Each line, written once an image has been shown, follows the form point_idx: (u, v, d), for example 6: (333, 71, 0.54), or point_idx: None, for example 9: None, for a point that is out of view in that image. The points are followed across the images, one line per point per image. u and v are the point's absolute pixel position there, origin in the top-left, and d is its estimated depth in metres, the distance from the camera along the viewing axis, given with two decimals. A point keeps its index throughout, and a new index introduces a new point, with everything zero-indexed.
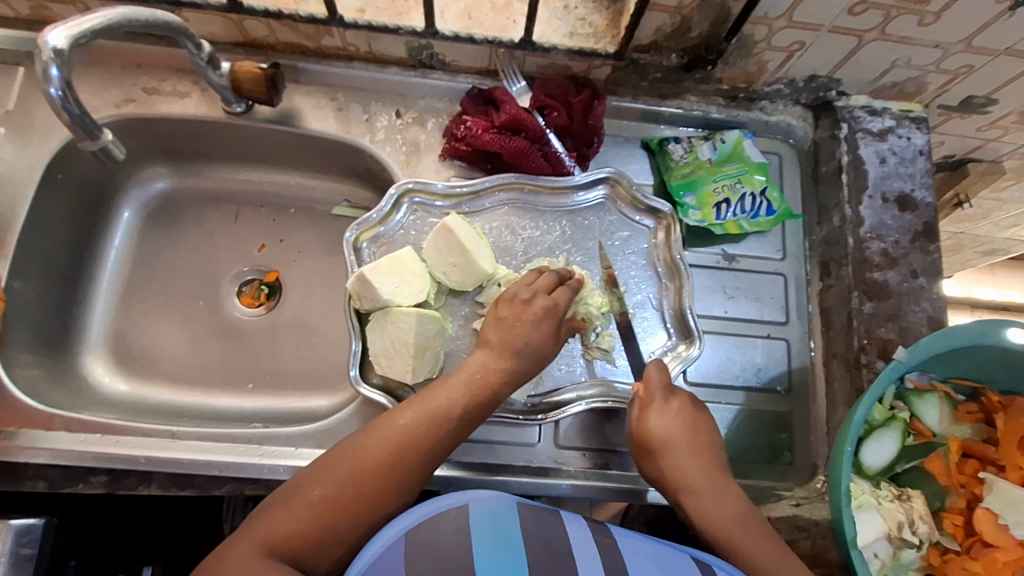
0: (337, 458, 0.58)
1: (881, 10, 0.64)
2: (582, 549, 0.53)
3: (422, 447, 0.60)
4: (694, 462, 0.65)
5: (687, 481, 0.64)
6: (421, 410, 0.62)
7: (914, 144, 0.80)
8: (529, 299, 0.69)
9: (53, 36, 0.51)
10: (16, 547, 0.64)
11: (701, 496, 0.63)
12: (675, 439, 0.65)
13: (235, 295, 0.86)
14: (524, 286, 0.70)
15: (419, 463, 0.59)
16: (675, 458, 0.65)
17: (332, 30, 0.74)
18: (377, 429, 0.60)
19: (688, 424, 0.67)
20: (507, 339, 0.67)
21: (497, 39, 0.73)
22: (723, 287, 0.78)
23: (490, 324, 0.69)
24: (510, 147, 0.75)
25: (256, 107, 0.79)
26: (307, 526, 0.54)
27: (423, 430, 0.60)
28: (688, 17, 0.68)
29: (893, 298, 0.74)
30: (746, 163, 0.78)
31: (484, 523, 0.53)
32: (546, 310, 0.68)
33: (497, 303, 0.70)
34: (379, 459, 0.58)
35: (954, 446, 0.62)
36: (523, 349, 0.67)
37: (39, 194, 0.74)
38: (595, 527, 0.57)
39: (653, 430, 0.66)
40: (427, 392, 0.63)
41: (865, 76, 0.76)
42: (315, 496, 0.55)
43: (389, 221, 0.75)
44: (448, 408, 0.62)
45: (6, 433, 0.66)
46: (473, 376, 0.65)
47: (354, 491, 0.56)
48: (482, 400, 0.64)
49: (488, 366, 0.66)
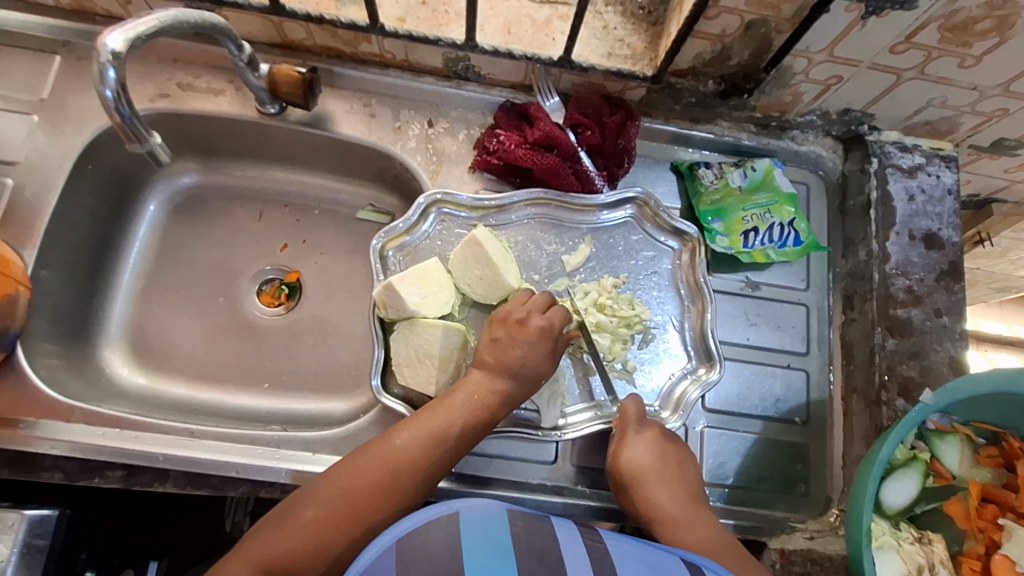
0: (330, 479, 0.59)
1: (923, 50, 0.64)
2: (573, 554, 0.53)
3: (421, 465, 0.60)
4: (669, 495, 0.66)
5: (661, 513, 0.65)
6: (420, 429, 0.62)
7: (943, 182, 0.80)
8: (524, 319, 0.67)
9: (112, 38, 0.52)
10: (28, 538, 0.63)
11: (670, 529, 0.64)
12: (647, 473, 0.66)
13: (255, 294, 0.86)
14: (518, 305, 0.69)
15: (414, 483, 0.60)
16: (649, 490, 0.66)
17: (371, 38, 0.74)
18: (376, 446, 0.61)
19: (660, 452, 0.67)
20: (502, 361, 0.66)
21: (535, 56, 0.74)
22: (746, 314, 0.78)
23: (484, 346, 0.68)
24: (541, 164, 0.75)
25: (290, 109, 0.79)
26: (299, 546, 0.54)
27: (422, 450, 0.61)
28: (729, 46, 0.68)
29: (916, 336, 0.75)
30: (776, 192, 0.79)
31: (475, 527, 0.53)
32: (542, 330, 0.67)
33: (492, 323, 0.69)
34: (374, 478, 0.58)
35: (975, 490, 0.63)
36: (519, 371, 0.66)
37: (68, 184, 0.74)
38: (588, 533, 0.58)
39: (626, 463, 0.66)
40: (428, 410, 0.63)
41: (899, 113, 0.76)
42: (308, 516, 0.56)
43: (415, 230, 0.75)
44: (447, 427, 0.62)
45: (26, 423, 0.66)
46: (473, 396, 0.64)
47: (348, 512, 0.57)
48: (482, 421, 0.64)
49: (489, 387, 0.65)
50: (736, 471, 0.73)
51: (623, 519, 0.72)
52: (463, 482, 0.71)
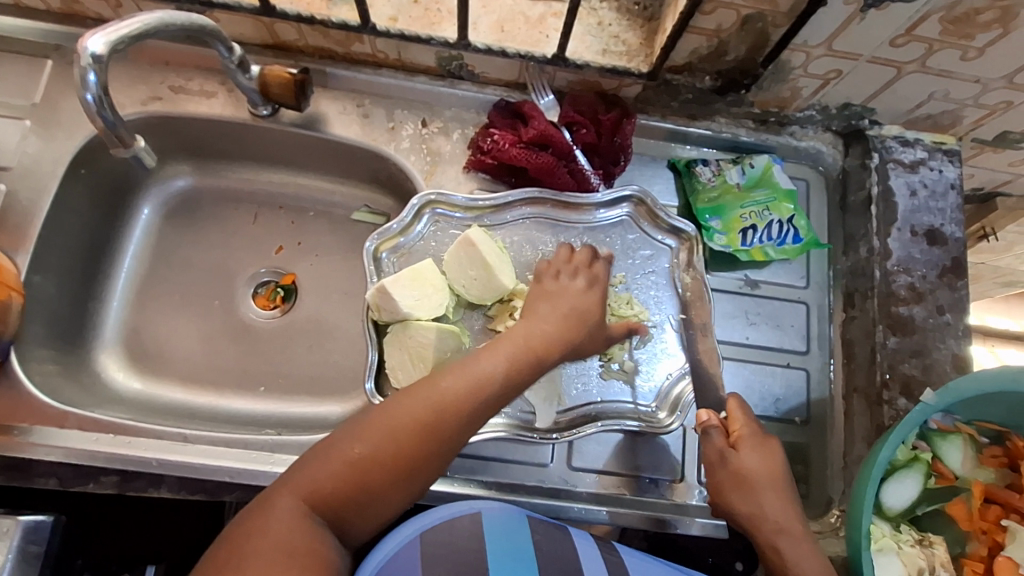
0: (375, 414, 0.55)
1: (923, 43, 0.63)
2: (590, 562, 0.56)
3: (469, 405, 0.57)
4: (780, 503, 0.63)
5: (777, 520, 0.62)
6: (467, 371, 0.58)
7: (945, 177, 0.79)
8: (571, 273, 0.70)
9: (93, 42, 0.52)
10: (24, 544, 0.63)
11: (787, 540, 0.61)
12: (767, 479, 0.63)
13: (250, 297, 0.86)
14: (563, 262, 0.71)
15: (460, 427, 0.56)
16: (763, 497, 0.63)
17: (363, 37, 0.74)
18: (422, 385, 0.57)
19: (775, 460, 0.65)
20: (557, 308, 0.66)
21: (529, 54, 0.73)
22: (745, 313, 0.77)
23: (535, 297, 0.68)
24: (536, 163, 0.75)
25: (283, 111, 0.79)
26: (345, 484, 0.52)
27: (469, 391, 0.57)
28: (725, 41, 0.67)
29: (918, 334, 0.73)
30: (775, 189, 0.77)
31: (497, 533, 0.55)
32: (590, 281, 0.70)
33: (538, 279, 0.70)
34: (419, 420, 0.55)
35: (977, 491, 0.61)
36: (572, 318, 0.66)
37: (61, 189, 0.74)
38: (603, 546, 0.60)
39: (746, 467, 0.64)
40: (475, 353, 0.60)
41: (900, 107, 0.75)
42: (353, 454, 0.53)
43: (410, 231, 0.75)
44: (494, 373, 0.59)
45: (20, 429, 0.66)
46: (518, 342, 0.62)
47: (394, 452, 0.53)
48: (527, 366, 0.61)
49: (535, 333, 0.63)
50: None
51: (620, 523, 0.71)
52: (457, 485, 0.70)
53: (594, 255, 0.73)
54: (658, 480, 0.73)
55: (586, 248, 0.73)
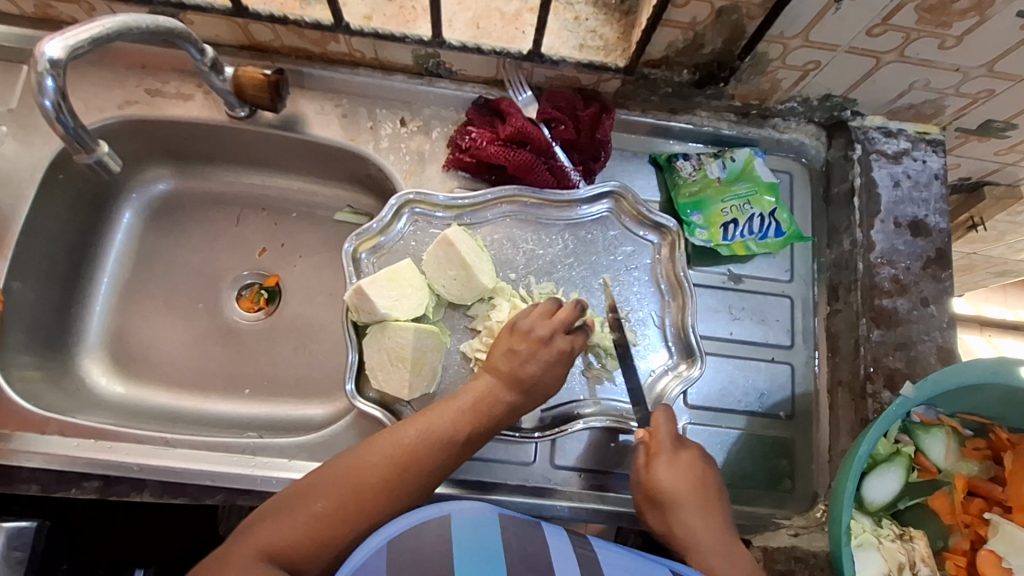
0: (334, 471, 0.58)
1: (900, 32, 0.62)
2: (560, 559, 0.54)
3: (428, 464, 0.60)
4: (703, 521, 0.62)
5: (696, 539, 0.61)
6: (428, 428, 0.61)
7: (929, 167, 0.78)
8: (547, 337, 0.66)
9: (49, 46, 0.51)
10: (7, 550, 0.63)
11: (708, 554, 0.60)
12: (682, 497, 0.62)
13: (234, 299, 0.86)
14: (542, 322, 0.67)
15: (417, 483, 0.59)
16: (683, 515, 0.62)
17: (338, 37, 0.73)
18: (382, 441, 0.59)
19: (694, 475, 0.64)
20: (518, 372, 0.65)
21: (505, 50, 0.72)
22: (729, 308, 0.77)
23: (500, 351, 0.66)
24: (514, 160, 0.74)
25: (261, 112, 0.79)
26: (304, 538, 0.54)
27: (429, 450, 0.60)
28: (701, 34, 0.67)
29: (902, 326, 0.73)
30: (757, 182, 0.77)
31: (466, 531, 0.54)
32: (562, 352, 0.66)
33: (510, 333, 0.67)
34: (380, 477, 0.57)
35: (960, 484, 0.61)
36: (532, 388, 0.65)
37: (39, 195, 0.74)
38: (577, 541, 0.58)
39: (658, 483, 0.63)
40: (436, 408, 0.63)
41: (881, 97, 0.74)
42: (315, 510, 0.55)
43: (389, 231, 0.74)
44: (453, 432, 0.61)
45: (1, 436, 0.66)
46: (479, 401, 0.64)
47: (354, 506, 0.56)
48: (487, 426, 0.63)
49: (495, 395, 0.65)
50: (720, 468, 0.72)
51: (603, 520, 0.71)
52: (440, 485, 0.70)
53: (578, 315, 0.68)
54: None
55: (571, 307, 0.68)
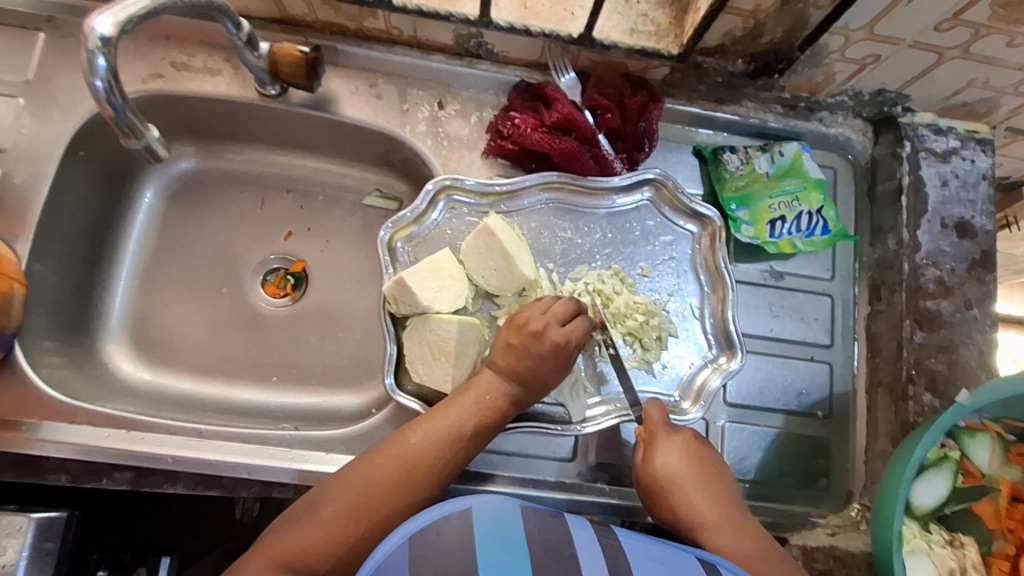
0: (346, 476, 0.58)
1: (970, 28, 0.60)
2: (586, 550, 0.51)
3: (436, 464, 0.59)
4: (706, 499, 0.62)
5: (702, 517, 0.61)
6: (434, 428, 0.60)
7: (977, 167, 0.77)
8: (540, 331, 0.63)
9: (100, 22, 0.49)
10: (38, 541, 0.61)
11: (716, 533, 0.60)
12: (683, 477, 0.62)
13: (259, 284, 0.83)
14: (538, 314, 0.64)
15: (428, 482, 0.59)
16: (686, 494, 0.62)
17: (377, 13, 0.69)
18: (389, 445, 0.59)
19: (694, 455, 0.64)
20: (516, 367, 0.63)
21: (554, 33, 0.69)
22: (769, 305, 0.76)
23: (499, 350, 0.64)
24: (559, 148, 0.71)
25: (292, 90, 0.75)
26: (319, 543, 0.54)
27: (435, 449, 0.59)
28: (762, 23, 0.64)
29: (946, 329, 0.73)
30: (805, 178, 0.75)
31: (489, 524, 0.52)
32: (556, 347, 0.63)
33: (508, 326, 0.65)
34: (389, 478, 0.57)
35: (1005, 489, 0.61)
36: (529, 380, 0.63)
37: (60, 171, 0.70)
38: (601, 531, 0.56)
39: (661, 469, 0.63)
40: (441, 408, 0.62)
41: (936, 94, 0.72)
42: (327, 513, 0.56)
43: (424, 220, 0.72)
44: (459, 429, 0.61)
45: (28, 424, 0.64)
46: (483, 397, 0.62)
47: (365, 509, 0.56)
48: (492, 422, 0.62)
49: (499, 388, 0.63)
50: (758, 467, 0.72)
51: (641, 517, 0.71)
52: (479, 481, 0.70)
53: (578, 310, 0.66)
54: None
55: (568, 301, 0.66)
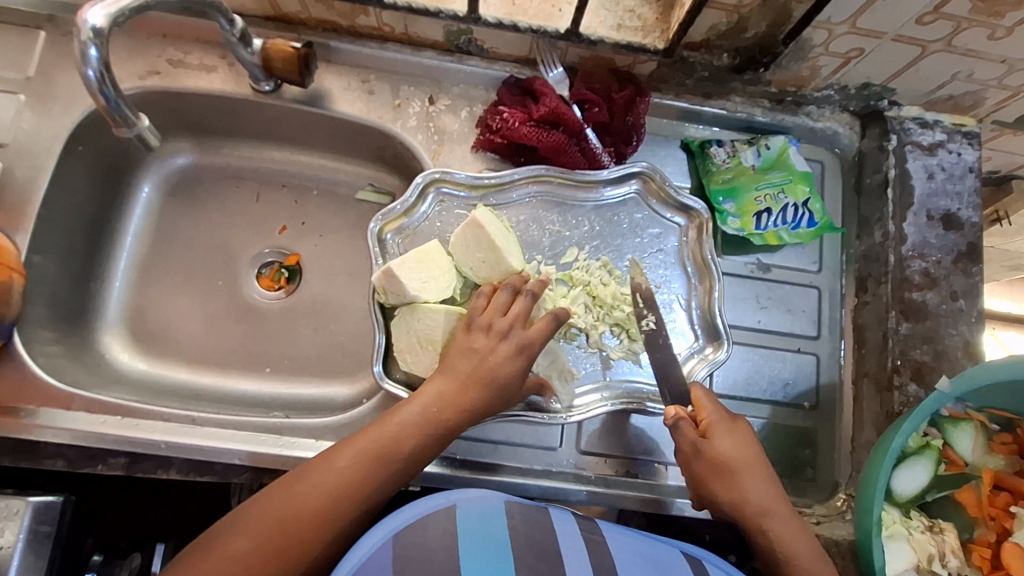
0: (265, 503, 0.54)
1: (950, 21, 0.61)
2: (569, 547, 0.53)
3: (368, 486, 0.56)
4: (762, 486, 0.61)
5: (764, 504, 0.60)
6: (367, 447, 0.57)
7: (964, 160, 0.77)
8: (503, 331, 0.63)
9: (92, 14, 0.51)
10: (34, 525, 0.63)
11: (775, 519, 0.60)
12: (747, 464, 0.61)
13: (254, 277, 0.84)
14: (495, 317, 0.64)
15: (358, 506, 0.55)
16: (746, 481, 0.61)
17: (368, 10, 0.71)
18: (318, 467, 0.56)
19: (748, 441, 0.63)
20: (474, 370, 0.61)
21: (541, 29, 0.70)
22: (757, 297, 0.77)
23: (457, 352, 0.63)
24: (547, 142, 0.72)
25: (285, 87, 0.76)
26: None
27: (367, 469, 0.56)
28: (746, 17, 0.65)
29: (931, 320, 0.73)
30: (791, 171, 0.76)
31: (472, 523, 0.52)
32: (516, 347, 0.63)
33: (464, 331, 0.64)
34: (314, 503, 0.54)
35: (987, 478, 0.62)
36: (490, 383, 0.61)
37: (60, 165, 0.72)
38: (584, 525, 0.57)
39: (725, 456, 0.61)
40: (378, 424, 0.58)
41: (921, 88, 0.73)
42: (241, 546, 0.51)
43: (413, 213, 0.73)
44: (396, 447, 0.58)
45: (26, 411, 0.66)
46: (426, 410, 0.60)
47: (284, 540, 0.52)
48: (434, 438, 0.59)
49: (445, 400, 0.61)
50: None
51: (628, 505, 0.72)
52: (467, 469, 0.71)
53: (534, 307, 0.65)
54: (665, 464, 0.74)
55: (531, 289, 0.66)
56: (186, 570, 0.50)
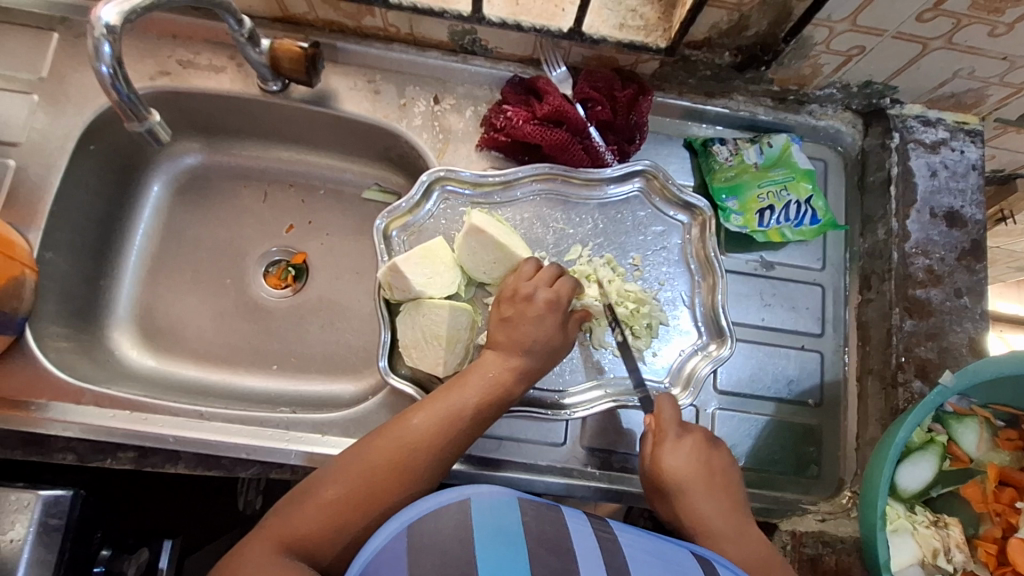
0: (348, 459, 0.56)
1: (951, 18, 0.61)
2: (583, 545, 0.51)
3: (438, 446, 0.58)
4: (711, 504, 0.60)
5: (707, 524, 0.59)
6: (437, 409, 0.59)
7: (967, 158, 0.77)
8: (531, 294, 0.65)
9: (105, 12, 0.52)
10: (44, 517, 0.63)
11: (717, 541, 0.59)
12: (692, 481, 0.60)
13: (261, 275, 0.85)
14: (523, 281, 0.66)
15: (430, 462, 0.57)
16: (693, 500, 0.60)
17: (374, 11, 0.72)
18: (393, 427, 0.58)
19: (700, 458, 0.62)
20: (515, 338, 0.64)
21: (545, 28, 0.71)
22: (760, 294, 0.77)
23: (495, 326, 0.66)
24: (550, 139, 0.73)
25: (293, 86, 0.78)
26: (319, 525, 0.52)
27: (437, 430, 0.58)
28: (747, 15, 0.65)
29: (935, 316, 0.73)
30: (793, 169, 0.76)
31: (485, 516, 0.51)
32: (549, 303, 0.65)
33: (500, 301, 0.67)
34: (389, 459, 0.56)
35: (993, 473, 0.62)
36: (532, 348, 0.64)
37: (71, 164, 0.73)
38: (597, 523, 0.55)
39: (668, 470, 0.61)
40: (442, 390, 0.61)
41: (923, 85, 0.73)
42: (326, 496, 0.54)
43: (418, 210, 0.74)
44: (462, 409, 0.60)
45: (38, 405, 0.67)
46: (486, 376, 0.62)
47: (365, 492, 0.54)
48: (495, 400, 0.61)
49: (500, 366, 0.63)
50: (748, 453, 0.73)
51: (633, 501, 0.72)
52: (471, 465, 0.71)
53: (560, 272, 0.68)
54: None
55: (552, 266, 0.68)
56: (277, 518, 0.54)
